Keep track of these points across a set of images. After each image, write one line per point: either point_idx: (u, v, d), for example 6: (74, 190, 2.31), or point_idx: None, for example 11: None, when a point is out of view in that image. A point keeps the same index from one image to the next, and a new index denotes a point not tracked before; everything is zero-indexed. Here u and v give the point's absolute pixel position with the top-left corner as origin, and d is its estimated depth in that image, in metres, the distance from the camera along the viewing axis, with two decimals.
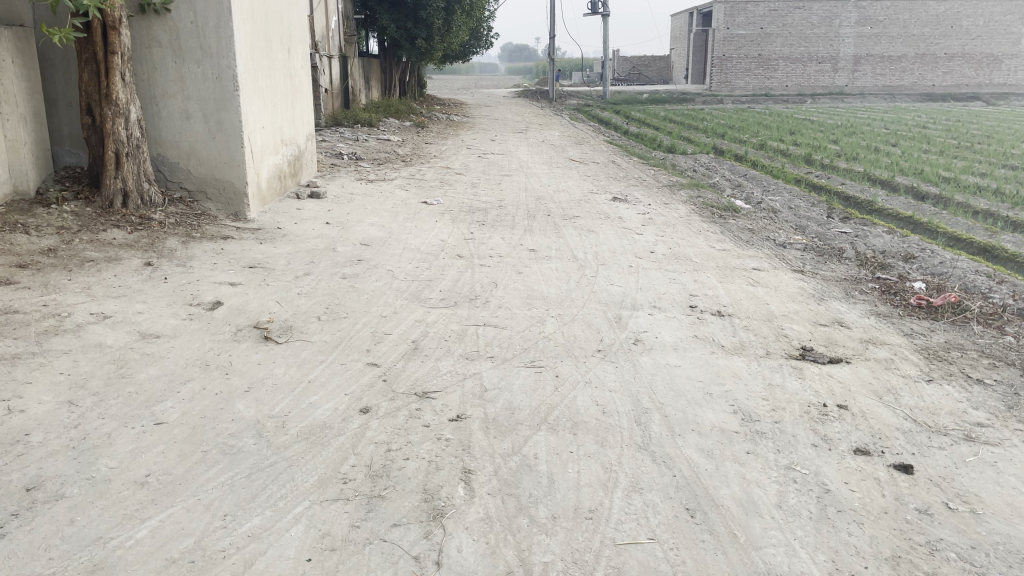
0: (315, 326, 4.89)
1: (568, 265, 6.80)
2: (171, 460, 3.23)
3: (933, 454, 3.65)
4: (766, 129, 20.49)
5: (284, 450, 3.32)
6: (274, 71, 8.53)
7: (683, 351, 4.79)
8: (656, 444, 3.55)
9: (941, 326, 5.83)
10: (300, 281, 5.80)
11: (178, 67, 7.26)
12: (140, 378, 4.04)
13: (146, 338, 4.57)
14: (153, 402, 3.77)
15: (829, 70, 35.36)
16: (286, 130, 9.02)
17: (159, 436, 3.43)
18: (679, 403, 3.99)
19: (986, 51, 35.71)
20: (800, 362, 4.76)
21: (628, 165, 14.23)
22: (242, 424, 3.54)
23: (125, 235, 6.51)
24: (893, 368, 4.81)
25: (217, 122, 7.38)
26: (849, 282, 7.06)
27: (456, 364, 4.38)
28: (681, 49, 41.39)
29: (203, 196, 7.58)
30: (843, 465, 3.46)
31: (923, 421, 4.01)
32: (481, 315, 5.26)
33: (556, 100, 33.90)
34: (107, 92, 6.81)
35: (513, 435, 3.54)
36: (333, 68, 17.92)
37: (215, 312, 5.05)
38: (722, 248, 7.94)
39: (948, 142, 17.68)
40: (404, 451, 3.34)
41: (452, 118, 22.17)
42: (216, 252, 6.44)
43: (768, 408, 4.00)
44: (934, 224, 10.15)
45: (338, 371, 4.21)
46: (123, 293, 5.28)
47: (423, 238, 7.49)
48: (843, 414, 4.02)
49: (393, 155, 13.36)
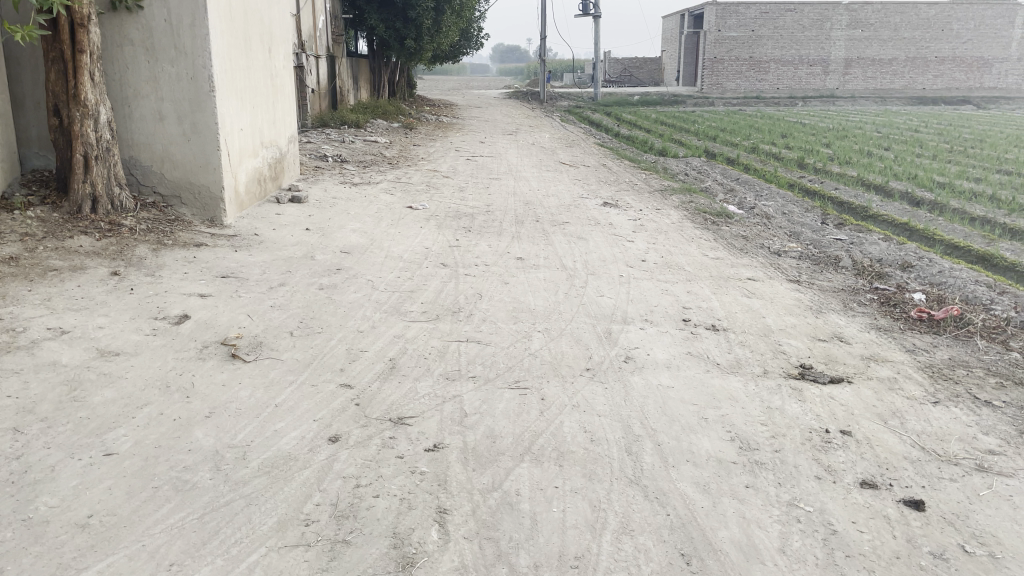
0: (287, 342, 4.61)
1: (557, 275, 6.54)
2: (118, 498, 2.96)
3: (944, 488, 3.41)
4: (758, 132, 20.30)
5: (242, 486, 3.05)
6: (253, 71, 8.23)
7: (676, 370, 4.53)
8: (649, 477, 3.28)
9: (944, 341, 5.60)
10: (274, 292, 5.52)
11: (151, 67, 6.96)
12: (93, 402, 3.75)
13: (104, 356, 4.28)
14: (105, 429, 3.48)
15: (821, 73, 35.22)
16: (266, 132, 8.72)
17: (107, 470, 3.14)
18: (673, 429, 3.73)
19: (976, 54, 35.61)
20: (799, 383, 4.51)
21: (619, 169, 13.96)
22: (199, 456, 3.26)
23: (92, 242, 6.19)
24: (897, 389, 4.56)
25: (192, 125, 7.08)
26: (846, 293, 6.83)
27: (435, 385, 4.10)
28: (672, 51, 41.20)
29: (177, 201, 7.28)
30: (849, 501, 3.21)
31: (932, 449, 3.76)
32: (464, 330, 4.99)
33: (547, 101, 33.72)
34: (75, 93, 6.50)
35: (493, 468, 3.28)
36: (320, 67, 17.62)
37: (181, 327, 4.76)
38: (715, 257, 7.71)
39: (941, 146, 17.52)
40: (375, 487, 3.07)
41: (442, 120, 21.88)
42: (188, 261, 6.14)
43: (768, 435, 3.74)
44: (930, 231, 9.95)
45: (309, 393, 3.93)
46: (85, 306, 4.98)
47: (407, 245, 7.22)
48: (847, 441, 3.77)
49: (380, 157, 13.06)
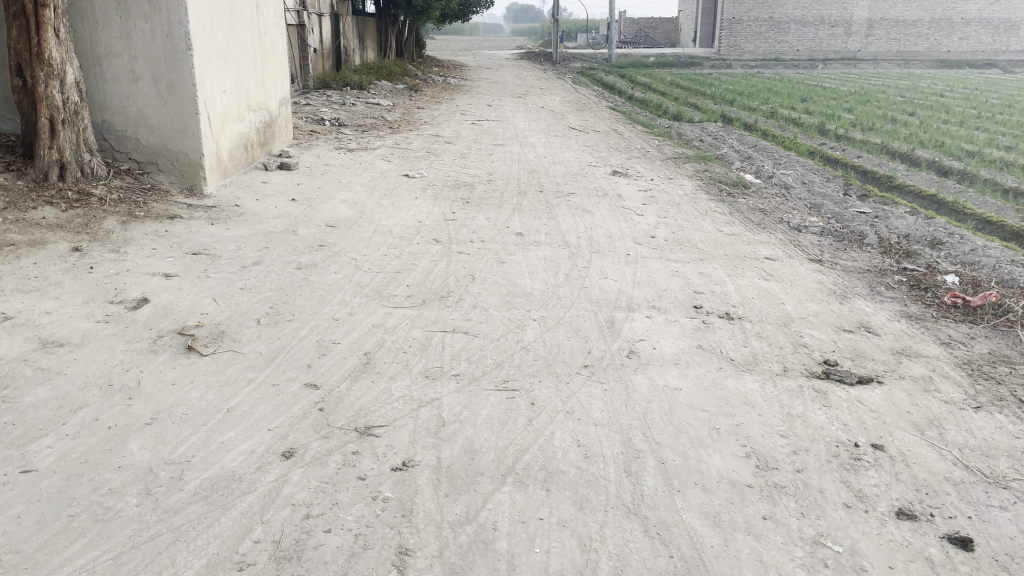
0: (251, 332, 4.15)
1: (558, 253, 6.04)
2: (24, 529, 2.52)
3: (995, 519, 2.93)
4: (776, 96, 19.53)
5: (172, 516, 2.62)
6: (238, 27, 7.65)
7: (685, 369, 4.04)
8: (649, 507, 2.82)
9: (982, 332, 5.07)
10: (246, 272, 5.05)
11: (123, 23, 6.42)
12: (22, 404, 3.30)
13: (46, 347, 3.83)
14: (27, 440, 3.03)
15: (842, 35, 34.11)
16: (252, 95, 8.18)
17: (20, 492, 2.71)
18: (680, 443, 3.26)
19: (1003, 16, 34.30)
20: (824, 384, 4.01)
21: (630, 134, 13.35)
22: (129, 475, 2.82)
23: (57, 213, 5.71)
24: (934, 391, 4.05)
25: (167, 86, 6.54)
26: (872, 274, 6.30)
27: (412, 386, 3.64)
28: (690, 10, 40.05)
29: (154, 168, 6.79)
30: (885, 539, 2.74)
31: (977, 468, 3.27)
32: (451, 318, 4.51)
33: (559, 62, 32.92)
34: (38, 51, 5.99)
35: (469, 493, 2.83)
36: (323, 26, 16.96)
37: (138, 312, 4.32)
38: (730, 232, 7.18)
39: (969, 112, 16.74)
40: (327, 518, 2.63)
41: (450, 81, 21.22)
42: (159, 235, 5.68)
43: (789, 451, 3.26)
44: (960, 204, 9.36)
45: (268, 396, 3.47)
46: (36, 286, 4.53)
47: (398, 218, 6.71)
48: (880, 458, 3.29)
49: (380, 121, 12.50)
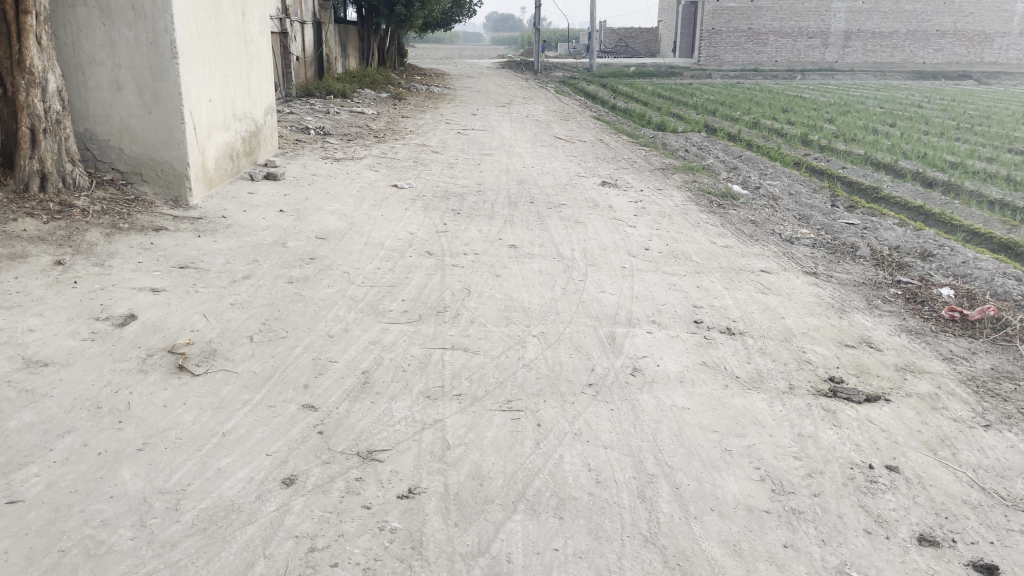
0: (244, 350, 4.02)
1: (553, 265, 5.94)
2: (12, 567, 2.38)
3: (1017, 543, 2.86)
4: (758, 107, 19.62)
5: (169, 550, 2.48)
6: (224, 35, 7.51)
7: (691, 387, 3.95)
8: (667, 535, 2.72)
9: (982, 346, 5.03)
10: (236, 287, 4.91)
11: (106, 30, 6.27)
12: (6, 428, 3.14)
13: (30, 367, 3.67)
14: (12, 468, 2.88)
15: (820, 46, 34.44)
16: (238, 104, 8.04)
17: (6, 526, 2.56)
18: (693, 467, 3.17)
19: (977, 28, 34.76)
20: (832, 402, 3.93)
21: (616, 144, 13.30)
22: (122, 506, 2.68)
23: (38, 225, 5.54)
24: (942, 409, 3.99)
25: (153, 94, 6.38)
26: (868, 287, 6.26)
27: (413, 407, 3.51)
28: (670, 20, 40.28)
29: (138, 178, 6.62)
30: (909, 568, 2.67)
31: (994, 490, 3.21)
32: (449, 334, 4.39)
33: (540, 71, 32.92)
34: (19, 58, 5.82)
35: (479, 522, 2.72)
36: (306, 34, 16.80)
37: (125, 329, 4.16)
38: (724, 244, 7.12)
39: (948, 123, 16.88)
40: (333, 551, 2.51)
41: (433, 90, 21.10)
42: (144, 247, 5.52)
43: (803, 473, 3.18)
44: (947, 215, 9.38)
45: (264, 418, 3.34)
46: (18, 302, 4.36)
47: (388, 230, 6.59)
48: (896, 480, 3.21)
49: (365, 130, 12.37)
